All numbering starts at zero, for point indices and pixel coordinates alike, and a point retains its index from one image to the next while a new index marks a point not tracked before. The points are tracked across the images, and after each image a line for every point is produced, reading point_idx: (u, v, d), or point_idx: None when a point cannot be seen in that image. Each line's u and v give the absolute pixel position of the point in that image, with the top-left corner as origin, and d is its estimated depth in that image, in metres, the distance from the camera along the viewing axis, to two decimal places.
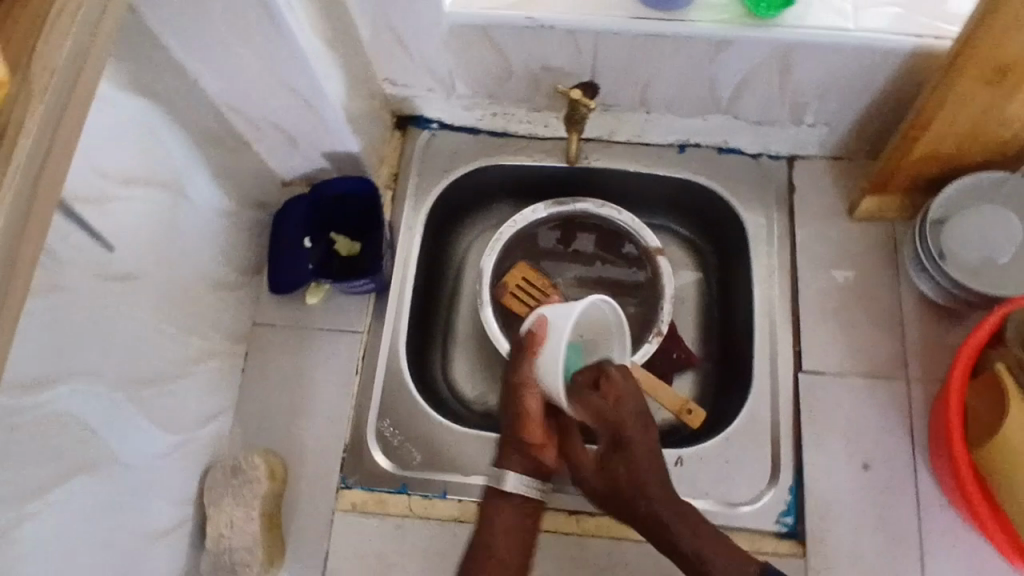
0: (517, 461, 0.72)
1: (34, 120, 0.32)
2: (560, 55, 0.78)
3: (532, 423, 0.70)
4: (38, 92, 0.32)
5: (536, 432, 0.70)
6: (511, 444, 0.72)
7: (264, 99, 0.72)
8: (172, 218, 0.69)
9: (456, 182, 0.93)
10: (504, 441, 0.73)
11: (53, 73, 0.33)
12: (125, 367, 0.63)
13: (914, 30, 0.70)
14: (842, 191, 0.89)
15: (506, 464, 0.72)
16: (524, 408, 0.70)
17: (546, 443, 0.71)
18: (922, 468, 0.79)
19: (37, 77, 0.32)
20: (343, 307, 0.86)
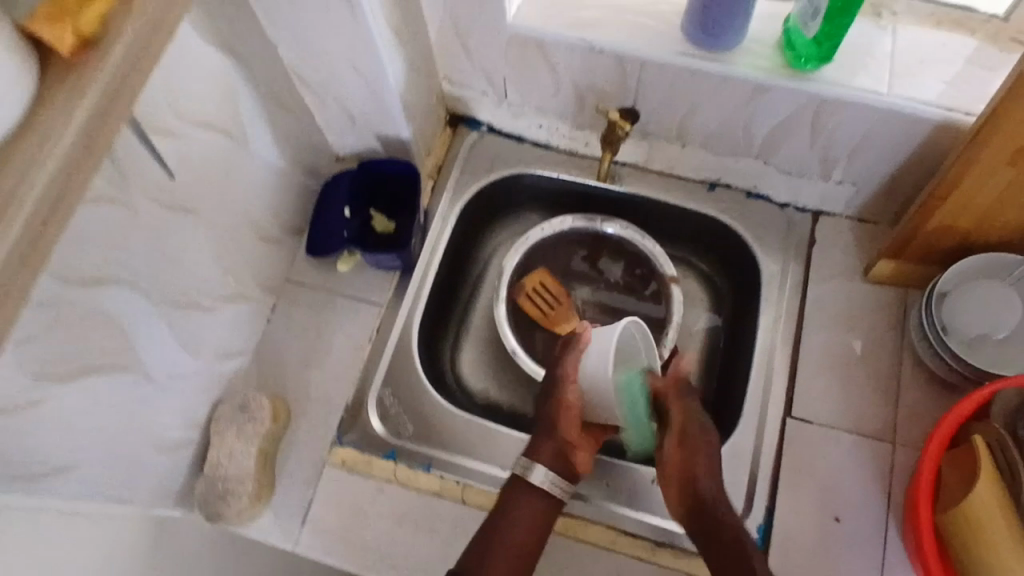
0: (548, 456, 0.75)
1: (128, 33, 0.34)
2: (608, 78, 0.84)
3: (571, 417, 0.75)
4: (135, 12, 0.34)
5: (571, 426, 0.75)
6: (542, 437, 0.76)
7: (331, 74, 0.79)
8: (232, 166, 0.77)
9: (494, 184, 0.99)
10: (534, 435, 0.76)
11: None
12: (164, 288, 0.70)
13: (945, 104, 0.73)
14: (861, 252, 0.92)
15: (535, 457, 0.74)
16: (565, 399, 0.74)
17: (578, 444, 0.77)
18: (893, 530, 0.80)
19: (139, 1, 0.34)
20: (369, 279, 0.92)
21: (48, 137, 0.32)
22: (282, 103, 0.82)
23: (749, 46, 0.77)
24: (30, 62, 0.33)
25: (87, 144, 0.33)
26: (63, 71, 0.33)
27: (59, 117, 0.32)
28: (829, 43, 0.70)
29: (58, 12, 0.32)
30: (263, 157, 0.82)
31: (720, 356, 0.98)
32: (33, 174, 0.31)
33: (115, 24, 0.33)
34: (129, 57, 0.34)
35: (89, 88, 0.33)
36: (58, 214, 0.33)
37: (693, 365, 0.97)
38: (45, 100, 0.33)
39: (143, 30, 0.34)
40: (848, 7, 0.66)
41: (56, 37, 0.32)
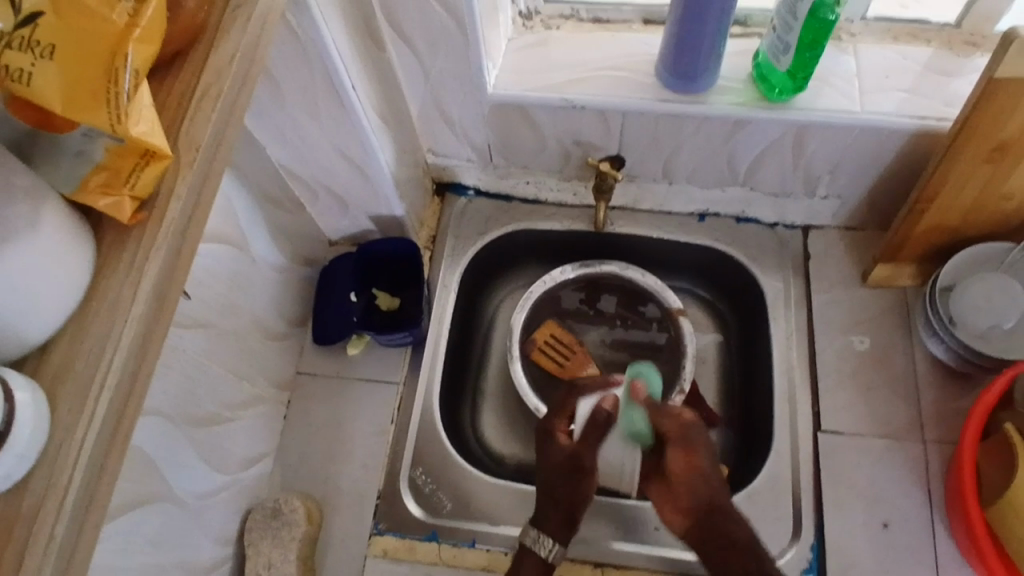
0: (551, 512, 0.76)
1: (181, 188, 0.34)
2: (590, 131, 0.86)
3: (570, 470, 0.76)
4: (184, 167, 0.34)
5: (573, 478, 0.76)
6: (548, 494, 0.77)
7: (322, 164, 0.80)
8: (237, 272, 0.76)
9: (489, 244, 0.99)
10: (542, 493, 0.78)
11: (198, 152, 0.35)
12: (185, 406, 0.68)
13: (917, 113, 0.77)
14: (856, 259, 0.94)
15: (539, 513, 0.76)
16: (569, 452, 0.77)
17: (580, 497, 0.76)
18: (941, 529, 0.81)
19: (184, 155, 0.34)
20: (381, 359, 0.91)
21: (121, 300, 0.33)
22: (275, 201, 0.82)
23: (722, 84, 0.80)
24: (88, 233, 0.33)
25: (159, 301, 0.34)
26: (121, 232, 0.34)
27: (127, 280, 0.33)
28: (801, 75, 0.74)
29: (113, 179, 0.33)
30: (262, 255, 0.82)
31: (737, 379, 0.97)
32: (114, 338, 0.33)
33: (168, 183, 0.34)
34: (186, 209, 0.35)
35: (153, 250, 0.34)
36: (144, 367, 0.34)
37: (714, 393, 0.98)
38: (108, 263, 0.33)
39: (194, 184, 0.35)
40: (818, 39, 0.70)
41: (115, 204, 0.33)
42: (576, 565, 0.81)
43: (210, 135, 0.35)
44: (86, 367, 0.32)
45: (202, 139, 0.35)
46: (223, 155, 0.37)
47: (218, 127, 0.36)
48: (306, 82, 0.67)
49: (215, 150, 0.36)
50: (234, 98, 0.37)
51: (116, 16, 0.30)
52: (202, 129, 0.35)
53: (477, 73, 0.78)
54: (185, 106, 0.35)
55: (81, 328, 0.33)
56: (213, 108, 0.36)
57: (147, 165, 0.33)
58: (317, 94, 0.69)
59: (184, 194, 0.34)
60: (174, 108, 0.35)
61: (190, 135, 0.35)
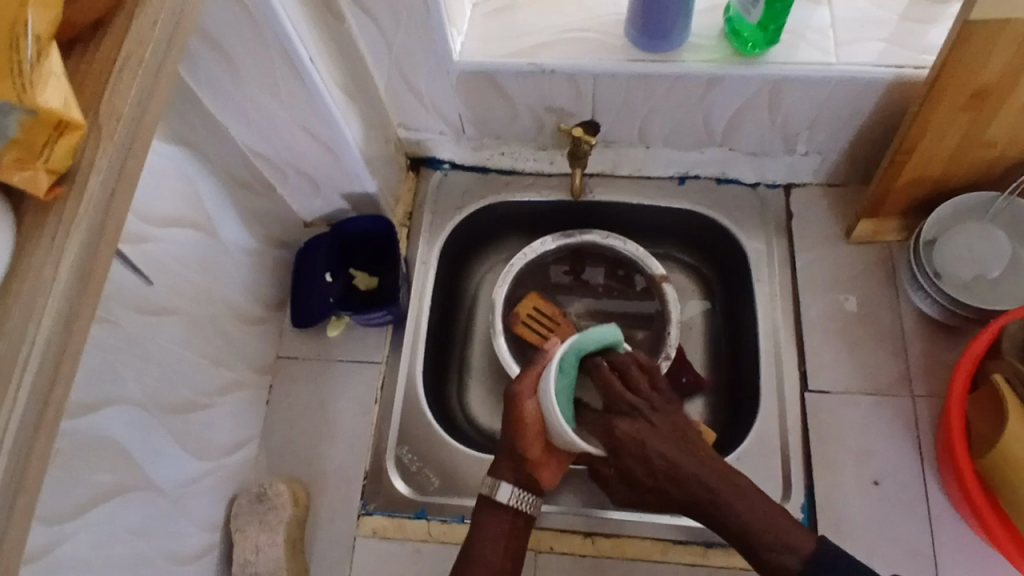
0: (509, 471, 0.74)
1: (102, 159, 0.33)
2: (561, 97, 0.84)
3: (529, 436, 0.71)
4: (104, 138, 0.33)
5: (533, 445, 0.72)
6: (505, 456, 0.74)
7: (287, 142, 0.78)
8: (206, 257, 0.75)
9: (467, 218, 0.98)
10: (499, 453, 0.75)
11: (119, 122, 0.33)
12: (160, 395, 0.67)
13: (894, 62, 0.75)
14: (839, 216, 0.93)
15: (498, 472, 0.74)
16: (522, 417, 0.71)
17: (543, 461, 0.73)
18: (931, 482, 0.81)
19: (104, 125, 0.33)
20: (362, 339, 0.90)
21: (42, 281, 0.32)
22: (243, 183, 0.80)
23: (693, 41, 0.78)
24: (5, 209, 0.32)
25: (83, 279, 0.33)
26: (42, 208, 0.33)
27: (47, 257, 0.32)
28: (773, 26, 0.72)
29: (27, 153, 0.31)
30: (232, 239, 0.80)
31: (724, 343, 0.96)
32: (37, 317, 0.31)
33: (88, 154, 0.33)
34: (108, 183, 0.33)
35: (75, 225, 0.32)
36: (70, 348, 0.33)
37: (700, 358, 0.97)
38: (28, 241, 0.32)
39: (117, 157, 0.34)
40: None
41: (30, 179, 0.31)
42: (567, 535, 0.81)
43: (132, 102, 0.34)
44: (7, 348, 0.31)
45: (124, 107, 0.34)
46: (150, 125, 0.35)
47: (140, 95, 0.34)
48: (261, 57, 0.65)
49: (140, 119, 0.35)
50: (158, 65, 0.35)
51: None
52: (124, 96, 0.34)
53: (442, 40, 0.76)
54: (106, 75, 0.34)
55: (1, 308, 0.31)
56: (135, 76, 0.34)
57: (60, 137, 0.31)
58: (275, 68, 0.67)
59: (106, 166, 0.33)
60: (93, 78, 0.34)
61: (109, 104, 0.33)
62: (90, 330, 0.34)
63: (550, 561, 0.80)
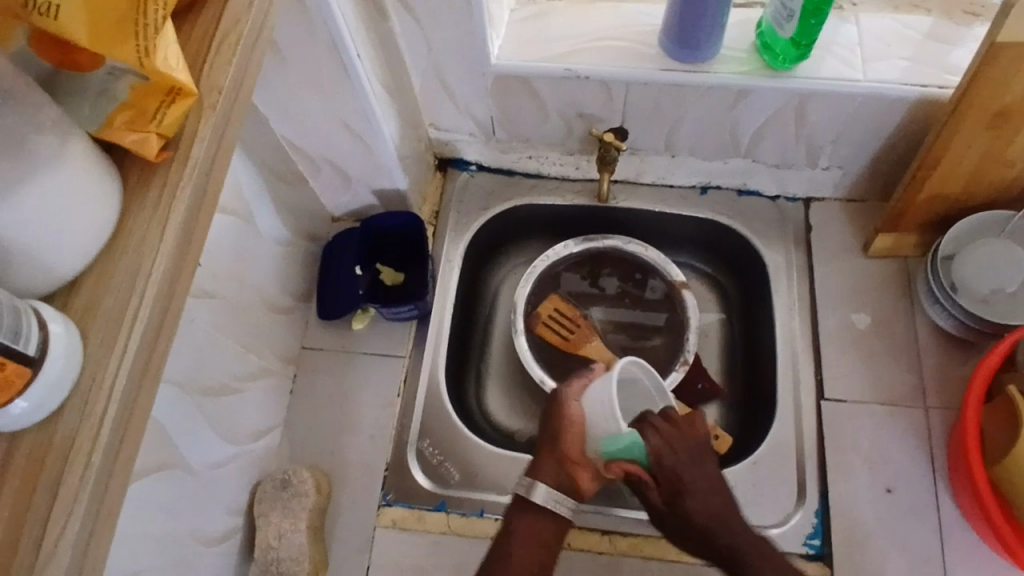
0: (550, 473, 0.70)
1: (206, 128, 0.35)
2: (593, 103, 0.86)
3: (574, 434, 0.69)
4: (207, 111, 0.35)
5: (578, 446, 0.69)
6: (546, 455, 0.71)
7: (326, 135, 0.80)
8: (244, 244, 0.76)
9: (493, 219, 0.99)
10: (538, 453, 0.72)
11: (221, 94, 0.35)
12: (196, 376, 0.69)
13: (919, 81, 0.77)
14: (856, 230, 0.95)
15: (538, 474, 0.69)
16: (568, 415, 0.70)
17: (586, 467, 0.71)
18: (944, 492, 0.82)
19: (207, 97, 0.35)
20: (386, 332, 0.91)
21: (149, 241, 0.34)
22: (280, 174, 0.82)
23: (724, 54, 0.80)
24: (114, 170, 0.34)
25: (186, 241, 0.35)
26: (147, 172, 0.35)
27: (154, 220, 0.34)
28: (805, 42, 0.75)
29: (140, 116, 0.33)
30: (267, 229, 0.82)
31: (740, 351, 0.98)
32: (144, 275, 0.33)
33: (193, 124, 0.34)
34: (210, 151, 0.35)
35: (180, 190, 0.34)
36: (171, 308, 0.35)
37: (717, 365, 0.98)
38: (134, 203, 0.34)
39: (218, 126, 0.35)
40: (821, 5, 0.70)
41: (140, 141, 0.34)
42: (584, 533, 0.82)
43: (230, 78, 0.36)
44: (115, 303, 0.33)
45: (224, 82, 0.35)
46: (242, 103, 0.37)
47: (238, 71, 0.36)
48: (312, 51, 0.67)
49: (235, 95, 0.36)
50: (252, 44, 0.37)
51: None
52: (224, 73, 0.35)
53: (480, 42, 0.78)
54: (206, 51, 0.35)
55: (108, 266, 0.34)
56: (234, 52, 0.36)
57: (172, 103, 0.34)
58: (321, 63, 0.69)
59: (208, 136, 0.35)
60: (195, 50, 0.35)
61: (212, 77, 0.35)
62: (188, 291, 0.36)
63: (568, 558, 0.81)
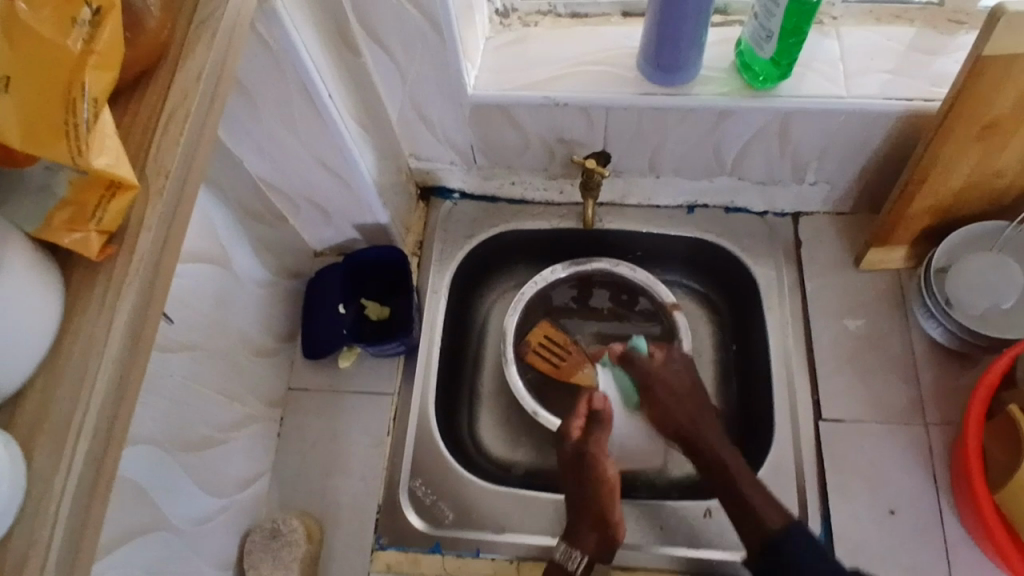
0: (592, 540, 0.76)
1: (152, 215, 0.34)
2: (574, 128, 0.85)
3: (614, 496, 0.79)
4: (152, 197, 0.34)
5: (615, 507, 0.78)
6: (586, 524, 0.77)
7: (302, 174, 0.78)
8: (223, 291, 0.74)
9: (478, 247, 0.98)
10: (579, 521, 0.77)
11: (167, 178, 0.34)
12: (177, 433, 0.67)
13: (903, 94, 0.76)
14: (847, 244, 0.94)
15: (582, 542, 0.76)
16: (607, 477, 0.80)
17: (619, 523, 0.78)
18: (947, 510, 0.80)
19: (152, 182, 0.34)
20: (373, 370, 0.89)
21: (95, 343, 0.33)
22: (257, 215, 0.80)
23: (704, 74, 0.79)
24: (56, 272, 0.33)
25: (135, 338, 0.34)
26: (89, 273, 0.34)
27: (100, 321, 0.33)
28: (786, 61, 0.73)
29: (79, 215, 0.32)
30: (248, 273, 0.80)
31: (735, 370, 0.96)
32: (91, 382, 0.32)
33: (137, 215, 0.34)
34: (158, 241, 0.34)
35: (127, 284, 0.33)
36: (123, 412, 0.34)
37: (712, 386, 0.97)
38: (77, 304, 0.33)
39: (165, 212, 0.34)
40: (800, 25, 0.69)
41: (83, 240, 0.33)
42: None
43: (179, 159, 0.35)
44: (61, 415, 0.32)
45: (172, 165, 0.34)
46: (194, 181, 0.36)
47: (187, 151, 0.35)
48: (283, 92, 0.66)
49: (186, 172, 0.36)
50: (203, 118, 0.36)
51: (71, 42, 0.30)
52: (171, 155, 0.34)
53: (456, 73, 0.77)
54: (150, 132, 0.35)
55: (53, 375, 0.32)
56: (181, 129, 0.35)
57: (113, 197, 0.33)
58: (293, 104, 0.67)
59: (154, 226, 0.34)
60: (139, 131, 0.35)
61: (157, 158, 0.34)
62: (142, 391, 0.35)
63: None
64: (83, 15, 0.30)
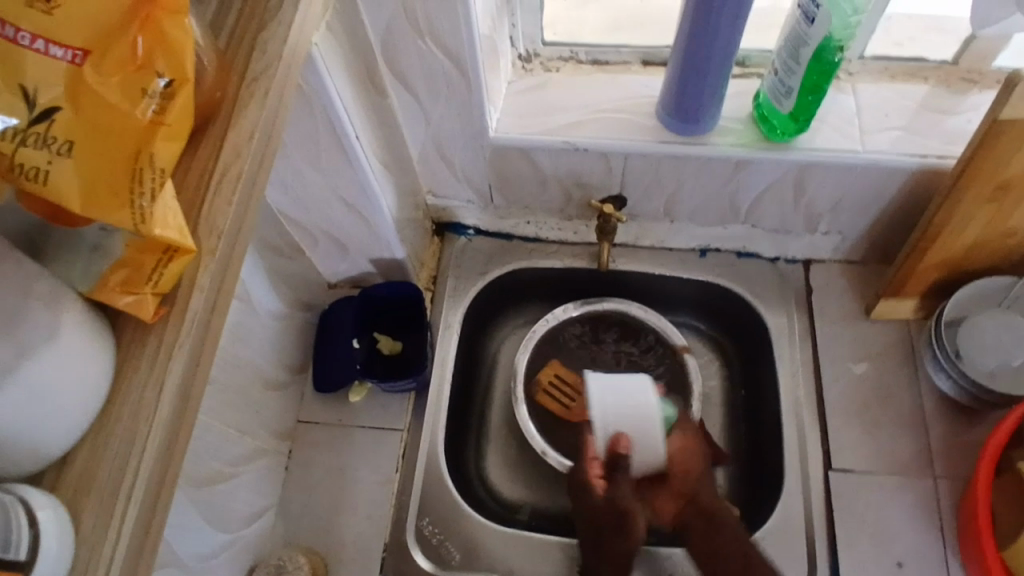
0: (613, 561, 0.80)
1: (205, 275, 0.35)
2: (592, 173, 0.86)
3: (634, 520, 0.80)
4: (205, 256, 0.35)
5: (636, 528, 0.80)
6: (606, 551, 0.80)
7: (323, 211, 0.79)
8: (239, 325, 0.75)
9: (491, 284, 0.98)
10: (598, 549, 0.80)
11: (220, 237, 0.36)
12: (189, 468, 0.67)
13: (916, 152, 0.77)
14: (858, 293, 0.95)
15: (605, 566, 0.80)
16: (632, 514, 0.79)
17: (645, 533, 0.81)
18: (955, 565, 0.80)
19: (206, 241, 0.35)
20: (384, 405, 0.89)
21: (144, 406, 0.34)
22: (276, 249, 0.81)
23: (722, 125, 0.80)
24: (109, 332, 0.34)
25: (184, 399, 0.35)
26: (141, 328, 0.35)
27: (151, 380, 0.34)
28: (804, 116, 0.75)
29: (134, 277, 0.34)
30: (264, 305, 0.81)
31: (743, 415, 0.97)
32: (139, 446, 0.33)
33: (189, 276, 0.35)
34: (209, 300, 0.36)
35: (177, 344, 0.34)
36: (170, 469, 0.35)
37: (720, 430, 0.97)
38: (127, 363, 0.34)
39: (216, 272, 0.36)
40: (819, 84, 0.71)
41: (137, 302, 0.34)
42: None
43: (230, 218, 0.36)
44: (112, 474, 0.33)
45: (224, 225, 0.36)
46: (243, 240, 0.37)
47: (238, 210, 0.37)
48: (312, 133, 0.67)
49: (237, 231, 0.37)
50: (253, 177, 0.38)
51: (140, 112, 0.32)
52: (224, 214, 0.36)
53: (479, 117, 0.78)
54: (203, 190, 0.36)
55: (102, 434, 0.33)
56: (234, 190, 0.36)
57: (171, 260, 0.34)
58: (320, 145, 0.68)
59: (206, 285, 0.35)
60: (190, 190, 0.36)
61: (211, 220, 0.36)
62: (188, 449, 0.36)
63: None
64: (155, 86, 0.32)
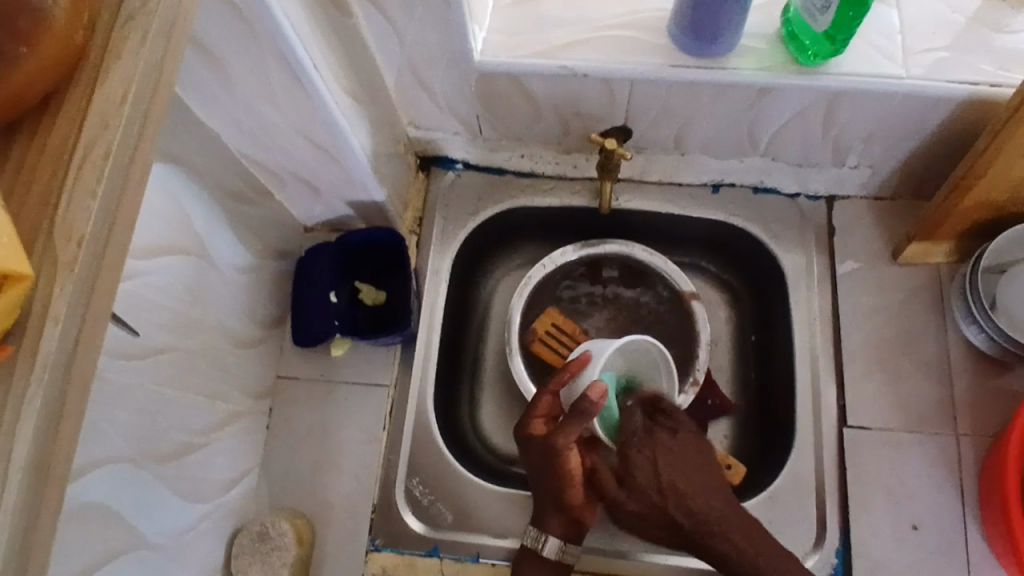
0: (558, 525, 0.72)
1: (61, 300, 0.29)
2: (592, 101, 0.75)
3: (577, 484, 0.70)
4: (63, 276, 0.29)
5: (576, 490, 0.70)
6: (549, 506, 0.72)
7: (286, 150, 0.70)
8: (200, 283, 0.68)
9: (482, 225, 0.90)
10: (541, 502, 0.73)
11: (80, 246, 0.29)
12: (151, 444, 0.62)
13: (969, 77, 0.67)
14: (886, 233, 0.86)
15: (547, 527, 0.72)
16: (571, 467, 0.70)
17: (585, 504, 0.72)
18: (972, 526, 0.76)
19: (62, 252, 0.29)
20: (368, 360, 0.83)
21: None
22: (238, 194, 0.72)
23: (743, 45, 0.69)
24: None
25: (46, 465, 0.29)
26: None
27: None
28: (841, 36, 0.64)
29: None
30: (228, 259, 0.73)
31: (754, 364, 0.91)
32: None
33: (41, 301, 0.28)
34: (71, 331, 0.29)
35: (30, 392, 0.28)
36: (37, 540, 0.29)
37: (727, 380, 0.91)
38: None
39: (79, 293, 0.29)
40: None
41: None
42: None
43: (94, 218, 0.30)
44: None
45: (85, 228, 0.29)
46: (121, 233, 0.31)
47: (107, 204, 0.30)
48: (262, 67, 0.57)
49: (110, 231, 0.31)
50: (127, 158, 0.31)
51: None
52: (87, 213, 0.30)
53: (461, 39, 0.67)
54: (57, 187, 0.30)
55: None
56: (99, 179, 0.30)
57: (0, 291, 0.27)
58: (272, 77, 0.58)
59: (65, 312, 0.29)
60: (41, 182, 0.30)
61: (65, 225, 0.29)
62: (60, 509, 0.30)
63: None
64: None
